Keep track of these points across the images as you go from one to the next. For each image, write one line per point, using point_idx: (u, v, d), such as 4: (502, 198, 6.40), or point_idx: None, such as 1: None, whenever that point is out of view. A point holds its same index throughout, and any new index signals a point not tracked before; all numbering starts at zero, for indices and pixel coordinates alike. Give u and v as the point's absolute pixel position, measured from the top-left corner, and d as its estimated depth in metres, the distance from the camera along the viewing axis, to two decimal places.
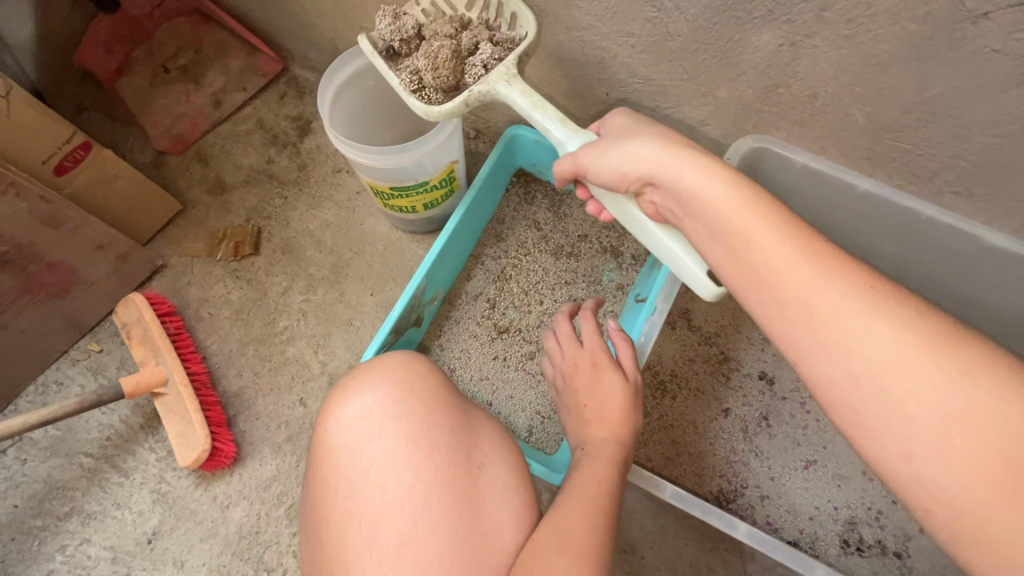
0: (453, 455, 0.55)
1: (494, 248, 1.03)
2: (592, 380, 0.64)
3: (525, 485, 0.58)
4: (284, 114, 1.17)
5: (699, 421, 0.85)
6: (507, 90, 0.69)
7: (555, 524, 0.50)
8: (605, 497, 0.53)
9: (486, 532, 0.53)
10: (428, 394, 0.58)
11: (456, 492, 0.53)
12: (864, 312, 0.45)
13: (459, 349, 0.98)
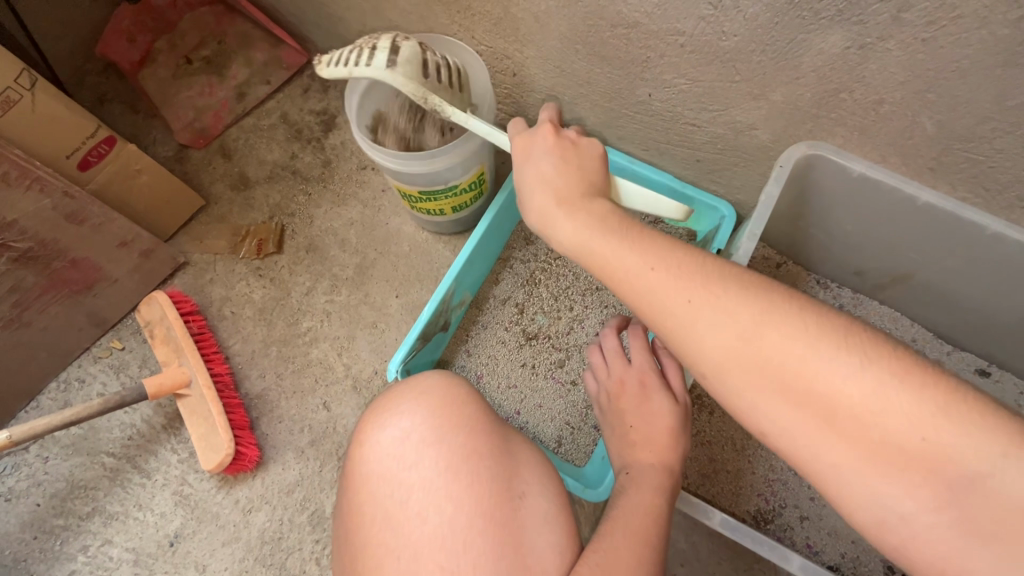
0: (495, 482, 0.52)
1: (522, 251, 1.01)
2: (638, 395, 0.62)
3: (568, 515, 0.55)
4: (308, 108, 1.15)
5: (737, 437, 0.82)
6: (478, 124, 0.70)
7: (602, 555, 0.47)
8: (655, 529, 0.50)
9: (532, 565, 0.50)
10: (467, 419, 0.56)
11: (499, 523, 0.50)
12: (696, 310, 0.48)
13: (486, 355, 0.95)
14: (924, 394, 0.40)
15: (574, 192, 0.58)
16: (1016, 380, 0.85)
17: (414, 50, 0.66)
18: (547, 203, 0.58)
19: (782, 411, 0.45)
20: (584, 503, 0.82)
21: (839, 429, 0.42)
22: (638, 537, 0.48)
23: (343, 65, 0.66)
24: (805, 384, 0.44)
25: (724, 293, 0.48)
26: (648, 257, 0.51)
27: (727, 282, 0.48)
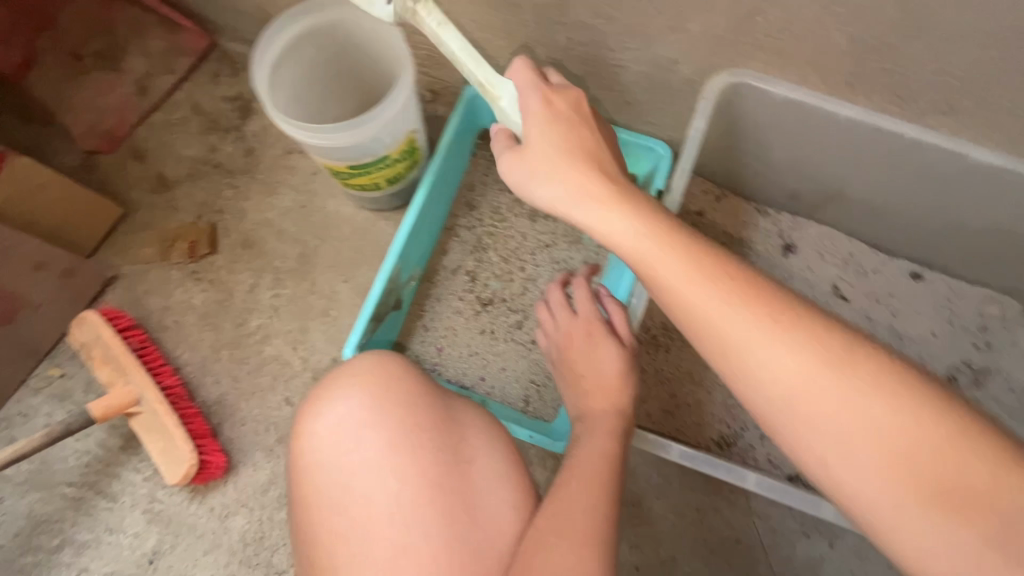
0: (441, 453, 0.52)
1: (467, 218, 1.00)
2: (591, 343, 0.62)
3: (521, 470, 0.56)
4: (221, 95, 1.08)
5: (695, 370, 0.84)
6: None
7: (559, 506, 0.47)
8: (610, 473, 0.51)
9: (485, 526, 0.51)
10: (406, 394, 0.55)
11: (448, 491, 0.51)
12: (760, 337, 0.44)
13: (444, 327, 0.94)
14: (994, 451, 0.38)
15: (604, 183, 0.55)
16: (945, 278, 0.91)
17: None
18: (562, 197, 0.56)
19: (834, 444, 0.42)
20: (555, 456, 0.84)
21: (883, 439, 0.40)
22: (592, 483, 0.49)
23: None
24: (869, 423, 0.41)
25: (799, 325, 0.44)
26: (709, 276, 0.47)
27: (799, 316, 0.45)
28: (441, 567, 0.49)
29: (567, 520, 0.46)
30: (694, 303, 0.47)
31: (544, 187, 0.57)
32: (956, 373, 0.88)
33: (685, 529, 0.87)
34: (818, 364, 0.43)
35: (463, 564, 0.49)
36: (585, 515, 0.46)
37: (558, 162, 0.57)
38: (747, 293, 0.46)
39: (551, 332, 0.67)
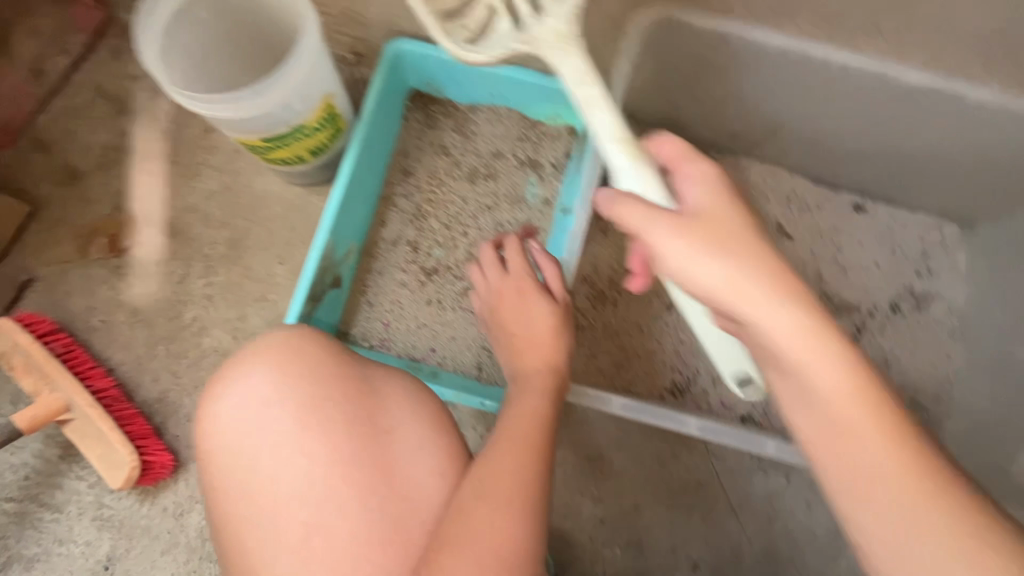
0: (356, 426, 0.50)
1: (404, 185, 0.95)
2: (523, 300, 0.61)
3: (448, 434, 0.53)
4: (126, 74, 0.99)
5: (645, 319, 0.84)
6: (559, 58, 0.53)
7: (486, 470, 0.45)
8: (541, 432, 0.49)
9: (409, 496, 0.49)
10: (312, 369, 0.52)
11: (366, 464, 0.49)
12: (867, 422, 0.45)
13: (389, 301, 0.91)
14: None
15: (752, 253, 0.48)
16: (887, 208, 0.92)
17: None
18: (734, 286, 0.47)
19: (884, 521, 0.44)
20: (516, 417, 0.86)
21: (934, 546, 0.42)
22: (515, 441, 0.48)
23: None
24: (931, 522, 0.42)
25: (907, 434, 0.44)
26: (847, 362, 0.45)
27: (911, 425, 0.45)
28: (361, 541, 0.47)
29: (490, 482, 0.44)
30: (825, 375, 0.45)
31: (697, 259, 0.47)
32: (898, 301, 0.89)
33: (646, 478, 0.88)
34: (909, 469, 0.43)
35: (387, 537, 0.47)
36: (508, 474, 0.45)
37: (726, 244, 0.48)
38: (873, 393, 0.45)
39: (484, 292, 0.65)
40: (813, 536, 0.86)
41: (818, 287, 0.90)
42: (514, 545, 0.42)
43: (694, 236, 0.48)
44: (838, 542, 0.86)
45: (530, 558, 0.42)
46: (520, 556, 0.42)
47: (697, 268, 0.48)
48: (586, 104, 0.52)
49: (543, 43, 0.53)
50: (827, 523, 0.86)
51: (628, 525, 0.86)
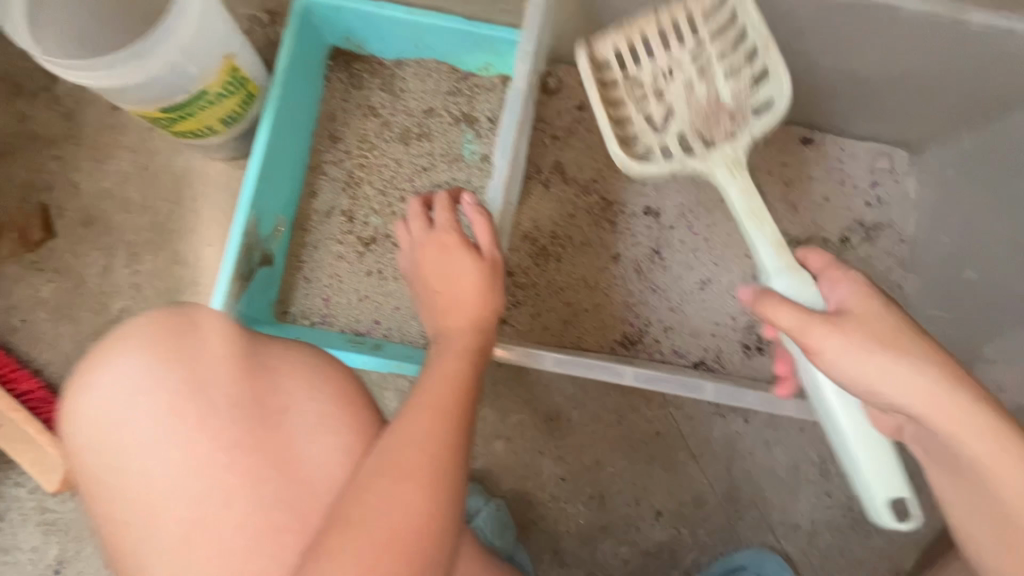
0: (246, 409, 0.48)
1: (332, 151, 0.90)
2: (449, 258, 0.55)
3: (355, 406, 0.50)
4: (18, 51, 0.91)
5: (591, 272, 0.82)
6: (725, 180, 0.62)
7: (396, 440, 0.43)
8: (460, 398, 0.47)
9: (307, 478, 0.47)
10: (186, 352, 0.48)
11: (258, 449, 0.47)
12: (1002, 462, 0.47)
13: (327, 275, 0.87)
14: None
15: (890, 342, 0.49)
16: (836, 138, 0.89)
17: (699, 11, 0.68)
18: (913, 393, 0.48)
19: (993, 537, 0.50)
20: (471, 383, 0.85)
21: None
22: (425, 409, 0.45)
23: (624, 52, 0.69)
24: None
25: None
26: (988, 411, 0.47)
27: None
28: (254, 530, 0.45)
29: (395, 454, 0.42)
30: (946, 419, 0.47)
31: (832, 346, 0.49)
32: (848, 234, 0.87)
33: (606, 433, 0.87)
34: None
35: (284, 524, 0.46)
36: (417, 446, 0.43)
37: (897, 346, 0.48)
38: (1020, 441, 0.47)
39: (407, 252, 0.59)
40: (775, 476, 0.86)
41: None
42: (414, 518, 0.40)
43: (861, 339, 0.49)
44: (797, 478, 0.86)
45: (436, 526, 0.41)
46: (421, 529, 0.40)
47: (866, 372, 0.49)
48: (756, 219, 0.58)
49: (716, 168, 0.63)
50: (785, 461, 0.87)
51: (588, 480, 0.86)
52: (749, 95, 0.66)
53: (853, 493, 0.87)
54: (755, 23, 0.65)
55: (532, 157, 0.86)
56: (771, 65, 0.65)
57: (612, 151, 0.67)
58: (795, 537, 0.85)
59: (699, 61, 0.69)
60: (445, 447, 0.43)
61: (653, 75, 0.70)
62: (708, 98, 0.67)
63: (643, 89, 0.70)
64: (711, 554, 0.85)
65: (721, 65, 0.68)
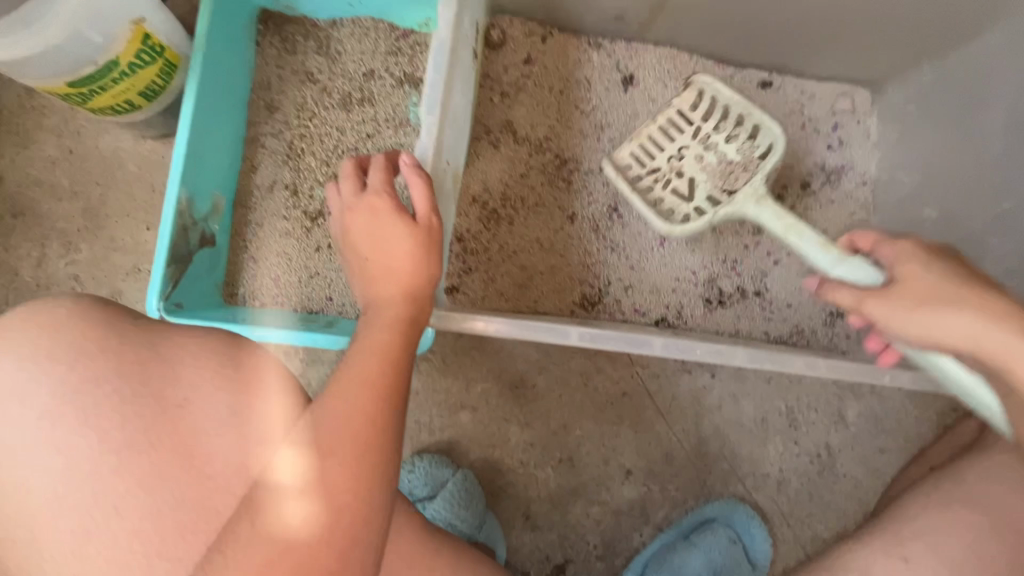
0: (139, 405, 0.45)
1: (270, 122, 0.85)
2: (382, 223, 0.51)
3: (273, 391, 0.49)
4: None
5: (545, 233, 0.79)
6: (757, 211, 0.69)
7: (318, 419, 0.41)
8: (389, 370, 0.44)
9: (212, 473, 0.46)
10: (65, 351, 0.45)
11: (155, 447, 0.45)
12: None
13: (274, 253, 0.84)
14: None
15: (932, 292, 0.48)
16: (796, 81, 0.85)
17: (686, 104, 0.77)
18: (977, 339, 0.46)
19: None
20: (431, 355, 0.84)
21: None
22: (352, 383, 0.43)
23: (635, 144, 0.77)
24: None
25: None
26: None
27: None
28: (153, 534, 0.43)
29: (317, 434, 0.40)
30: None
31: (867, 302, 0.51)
32: (809, 178, 0.84)
33: (572, 397, 0.86)
34: None
35: (185, 526, 0.44)
36: (344, 423, 0.41)
37: (933, 297, 0.48)
38: None
39: (336, 218, 0.54)
40: (743, 427, 0.86)
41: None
42: (334, 500, 0.39)
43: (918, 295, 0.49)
44: (765, 429, 0.86)
45: (362, 503, 0.39)
46: (342, 510, 0.39)
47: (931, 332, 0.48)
48: (801, 233, 0.63)
49: (746, 205, 0.69)
50: (752, 413, 0.86)
51: (556, 445, 0.85)
52: (750, 145, 0.73)
53: (823, 441, 0.87)
54: (730, 97, 0.74)
55: (481, 117, 0.82)
56: (760, 122, 0.73)
57: (654, 224, 0.74)
58: (765, 486, 0.85)
59: (695, 128, 0.76)
60: (373, 421, 0.41)
61: (661, 146, 0.77)
62: (718, 161, 0.73)
63: (670, 173, 0.76)
64: (683, 508, 0.85)
65: (715, 131, 0.75)
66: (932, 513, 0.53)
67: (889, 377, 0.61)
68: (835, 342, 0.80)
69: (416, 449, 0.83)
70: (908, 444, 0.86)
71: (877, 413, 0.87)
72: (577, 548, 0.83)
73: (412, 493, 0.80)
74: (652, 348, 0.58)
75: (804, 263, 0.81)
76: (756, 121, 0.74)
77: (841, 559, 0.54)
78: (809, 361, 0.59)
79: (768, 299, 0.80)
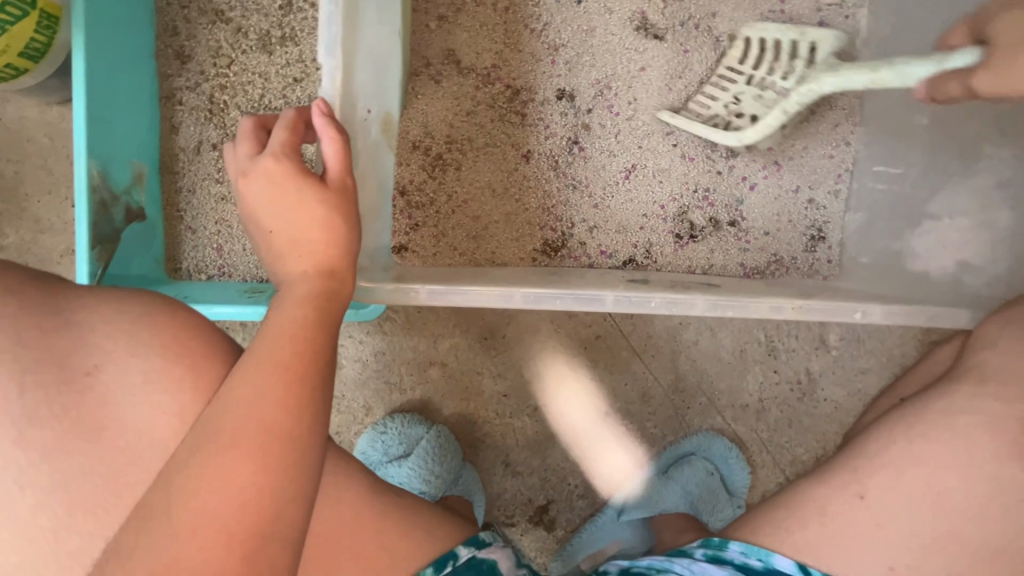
0: (39, 373, 0.40)
1: (184, 73, 0.76)
2: (284, 190, 0.45)
3: (192, 358, 0.45)
4: None
5: (497, 178, 0.73)
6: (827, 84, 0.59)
7: (220, 406, 0.37)
8: (304, 353, 0.40)
9: (122, 445, 0.42)
10: None
11: (62, 416, 0.40)
12: None
13: (213, 222, 0.77)
14: None
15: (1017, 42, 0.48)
16: None
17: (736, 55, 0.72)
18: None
19: None
20: (394, 314, 0.82)
21: None
22: (262, 366, 0.38)
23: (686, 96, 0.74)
24: None
25: None
26: None
27: None
28: (59, 508, 0.40)
29: (217, 423, 0.36)
30: None
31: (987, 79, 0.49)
32: None
33: (544, 344, 0.83)
34: None
35: (93, 501, 0.41)
36: (249, 409, 0.36)
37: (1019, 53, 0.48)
38: None
39: (234, 182, 0.48)
40: (720, 360, 0.84)
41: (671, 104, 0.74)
42: (237, 497, 0.34)
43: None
44: (744, 361, 0.84)
45: (269, 494, 0.35)
46: (244, 508, 0.34)
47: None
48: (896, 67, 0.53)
49: (818, 79, 0.60)
50: (730, 344, 0.84)
51: (531, 393, 0.83)
52: (812, 62, 0.67)
53: (804, 367, 0.85)
54: (778, 31, 0.70)
55: (417, 48, 0.72)
56: (817, 39, 0.68)
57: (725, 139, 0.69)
58: (743, 417, 0.85)
59: (750, 72, 0.71)
60: (286, 406, 0.37)
61: (719, 93, 0.72)
62: (777, 89, 0.68)
63: (731, 103, 0.71)
64: (661, 444, 0.84)
65: (770, 69, 0.69)
66: (897, 450, 0.51)
67: (861, 314, 0.56)
68: (815, 268, 0.74)
69: (389, 409, 0.82)
70: (891, 364, 0.84)
71: (859, 335, 0.84)
72: (559, 490, 0.84)
73: (386, 453, 0.79)
74: (604, 304, 0.55)
75: (781, 185, 0.74)
76: (820, 35, 0.68)
77: (798, 498, 0.53)
78: (774, 304, 0.56)
79: (745, 229, 0.74)
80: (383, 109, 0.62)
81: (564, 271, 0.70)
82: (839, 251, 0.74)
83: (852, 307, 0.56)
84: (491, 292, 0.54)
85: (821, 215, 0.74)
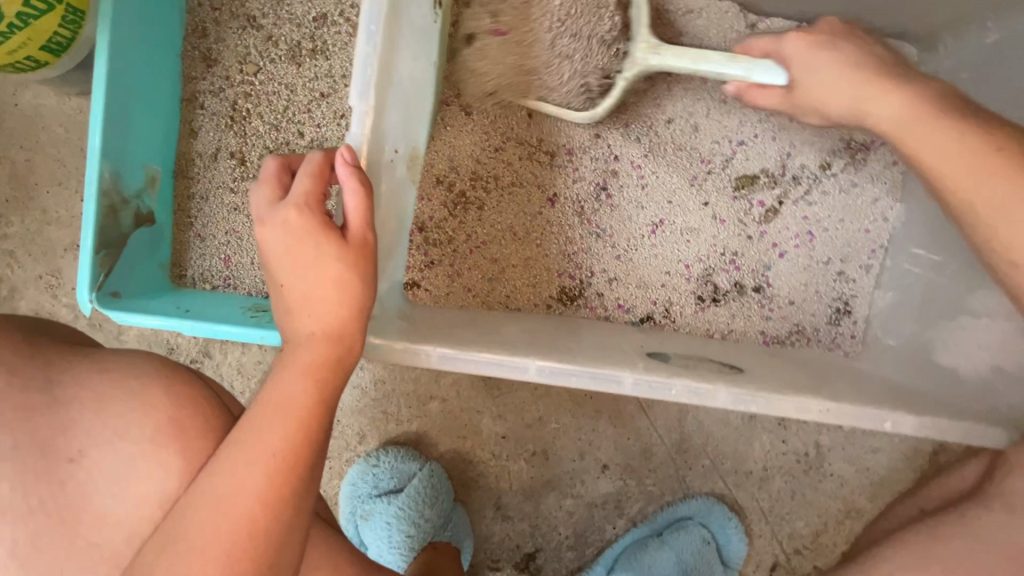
0: (19, 458, 0.43)
1: (208, 77, 0.73)
2: (301, 244, 0.43)
3: (180, 442, 0.46)
4: None
5: (519, 221, 0.70)
6: (659, 61, 0.61)
7: (205, 497, 0.38)
8: (294, 447, 0.40)
9: (95, 539, 0.45)
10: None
11: (41, 509, 0.44)
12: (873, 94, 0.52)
13: (223, 232, 0.74)
14: None
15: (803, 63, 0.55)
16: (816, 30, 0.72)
17: None
18: (867, 103, 0.52)
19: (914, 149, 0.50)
20: None
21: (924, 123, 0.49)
22: (251, 454, 0.39)
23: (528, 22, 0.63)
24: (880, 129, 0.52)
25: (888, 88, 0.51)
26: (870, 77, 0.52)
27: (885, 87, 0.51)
28: None
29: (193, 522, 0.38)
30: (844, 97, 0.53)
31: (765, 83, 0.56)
32: (830, 158, 0.71)
33: (547, 388, 0.80)
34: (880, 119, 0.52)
35: None
36: (224, 509, 0.38)
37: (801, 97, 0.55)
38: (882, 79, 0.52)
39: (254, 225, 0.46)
40: (726, 423, 0.82)
41: (703, 158, 0.71)
42: None
43: (837, 79, 0.53)
44: (752, 427, 0.82)
45: None
46: None
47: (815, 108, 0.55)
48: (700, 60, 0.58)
49: (646, 60, 0.62)
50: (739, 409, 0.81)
51: (529, 438, 0.81)
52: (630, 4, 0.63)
53: (813, 439, 0.82)
54: None
55: (449, 76, 0.69)
56: None
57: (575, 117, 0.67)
58: (746, 484, 0.82)
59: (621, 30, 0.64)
60: (265, 506, 0.38)
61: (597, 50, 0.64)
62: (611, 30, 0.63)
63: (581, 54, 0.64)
64: (658, 504, 0.82)
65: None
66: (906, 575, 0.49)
67: (890, 424, 0.53)
68: (837, 342, 0.72)
69: (383, 440, 0.80)
70: (904, 446, 0.81)
71: None
72: (547, 539, 0.81)
73: (376, 487, 0.78)
74: (621, 385, 0.52)
75: (812, 256, 0.71)
76: None
77: None
78: (800, 403, 0.53)
79: (769, 296, 0.72)
80: (409, 143, 0.59)
81: (580, 325, 0.67)
82: (864, 328, 0.72)
83: (882, 415, 0.53)
84: (504, 361, 0.51)
85: (849, 287, 0.72)
